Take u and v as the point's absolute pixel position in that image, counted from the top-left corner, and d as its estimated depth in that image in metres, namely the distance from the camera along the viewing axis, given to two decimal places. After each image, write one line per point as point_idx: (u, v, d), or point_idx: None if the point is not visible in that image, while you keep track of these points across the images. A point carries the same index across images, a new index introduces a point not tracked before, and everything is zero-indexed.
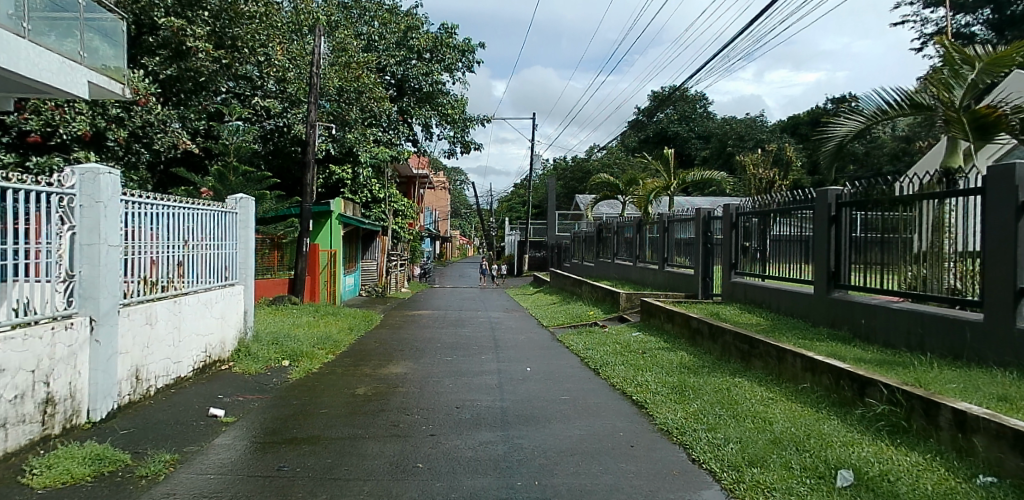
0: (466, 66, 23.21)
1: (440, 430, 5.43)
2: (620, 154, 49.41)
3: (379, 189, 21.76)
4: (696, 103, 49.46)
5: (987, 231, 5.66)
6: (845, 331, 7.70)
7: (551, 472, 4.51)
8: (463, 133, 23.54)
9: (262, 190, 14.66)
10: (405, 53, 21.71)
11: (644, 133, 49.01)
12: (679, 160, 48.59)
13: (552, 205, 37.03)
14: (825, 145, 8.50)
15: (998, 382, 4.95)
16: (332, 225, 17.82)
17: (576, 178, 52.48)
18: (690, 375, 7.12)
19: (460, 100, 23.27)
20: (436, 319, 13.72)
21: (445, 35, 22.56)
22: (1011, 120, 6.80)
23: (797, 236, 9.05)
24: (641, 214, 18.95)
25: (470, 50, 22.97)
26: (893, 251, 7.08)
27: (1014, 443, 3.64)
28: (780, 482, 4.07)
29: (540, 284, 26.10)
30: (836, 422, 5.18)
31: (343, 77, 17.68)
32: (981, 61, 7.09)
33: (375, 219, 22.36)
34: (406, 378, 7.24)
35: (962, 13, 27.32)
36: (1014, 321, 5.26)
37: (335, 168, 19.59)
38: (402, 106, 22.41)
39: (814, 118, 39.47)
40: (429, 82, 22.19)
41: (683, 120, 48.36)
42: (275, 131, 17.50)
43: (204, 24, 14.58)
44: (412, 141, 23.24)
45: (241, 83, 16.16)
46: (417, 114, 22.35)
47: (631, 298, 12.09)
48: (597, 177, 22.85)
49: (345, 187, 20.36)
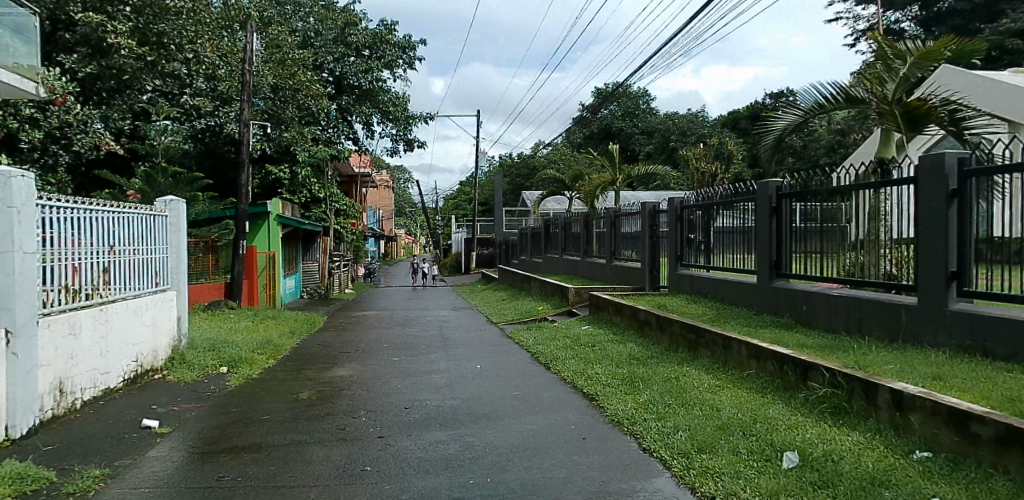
0: (407, 63, 22.99)
1: (389, 431, 5.34)
2: (566, 150, 49.82)
3: (319, 188, 21.21)
4: (639, 99, 50.39)
5: (919, 219, 5.90)
6: (787, 317, 7.92)
7: (503, 469, 4.47)
8: (406, 131, 23.30)
9: (193, 192, 14.30)
10: (342, 49, 21.36)
11: (589, 129, 49.75)
12: (625, 156, 49.32)
13: (498, 203, 36.82)
14: (766, 139, 8.81)
15: (932, 361, 5.16)
16: (270, 226, 17.37)
17: (522, 175, 52.54)
18: (640, 365, 7.20)
19: (402, 97, 23.05)
20: (382, 319, 13.49)
21: (385, 32, 22.18)
22: (940, 111, 7.28)
23: (740, 228, 9.26)
24: (587, 209, 19.22)
25: (410, 46, 22.72)
26: (832, 240, 7.36)
27: (948, 419, 3.81)
28: (728, 467, 4.15)
29: (488, 282, 26.11)
30: (780, 406, 5.32)
31: (277, 75, 17.29)
32: (912, 55, 7.40)
33: (315, 220, 21.81)
34: (351, 380, 7.09)
35: (892, 10, 29.85)
36: (948, 303, 5.53)
37: (271, 168, 19.05)
38: (341, 104, 21.95)
39: (754, 113, 40.84)
40: (369, 79, 21.89)
41: (627, 115, 49.34)
42: (209, 131, 17.24)
43: (126, 20, 14.08)
44: (352, 140, 22.95)
45: (168, 82, 15.41)
46: (357, 112, 22.02)
47: (580, 292, 12.14)
48: (543, 173, 22.96)
49: (282, 187, 19.85)
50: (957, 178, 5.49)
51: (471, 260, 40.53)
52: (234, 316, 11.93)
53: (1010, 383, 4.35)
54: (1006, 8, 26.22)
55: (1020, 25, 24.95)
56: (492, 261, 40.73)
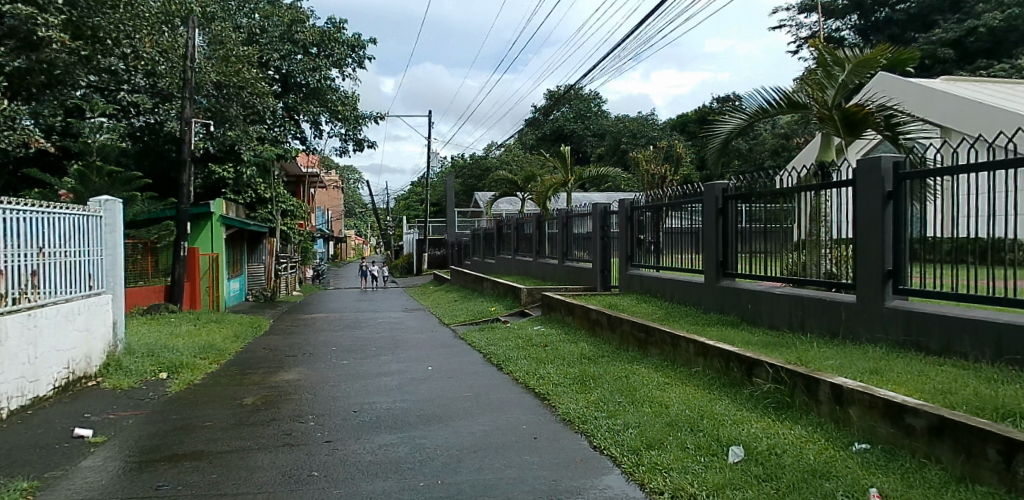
0: (355, 62, 22.76)
1: (337, 436, 5.25)
2: (518, 151, 50.04)
3: (264, 188, 21.15)
4: (591, 102, 51.06)
5: (857, 219, 6.15)
6: (733, 315, 8.15)
7: (455, 471, 4.46)
8: (355, 130, 23.07)
9: (130, 192, 13.79)
10: (289, 47, 20.90)
11: (541, 131, 50.15)
12: (576, 157, 49.84)
13: (450, 204, 36.72)
14: (712, 142, 9.02)
15: (870, 356, 5.39)
16: (213, 228, 16.80)
17: (474, 176, 52.51)
18: (590, 364, 7.29)
19: (351, 97, 22.80)
20: (331, 322, 13.30)
21: (332, 30, 21.92)
22: (877, 116, 7.61)
23: (688, 229, 9.48)
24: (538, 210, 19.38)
25: (359, 45, 22.56)
26: (776, 240, 7.61)
27: (885, 412, 3.98)
28: (676, 463, 4.24)
29: (440, 283, 26.03)
30: (727, 402, 5.47)
31: (221, 71, 16.47)
32: (849, 63, 7.76)
33: (261, 221, 21.58)
34: (298, 384, 6.96)
35: (833, 18, 31.00)
36: (884, 300, 5.79)
37: (215, 167, 18.91)
38: (287, 103, 21.45)
39: (702, 117, 41.91)
40: (317, 77, 21.54)
41: (578, 118, 49.91)
42: (147, 129, 17.07)
43: (58, 13, 12.87)
44: (299, 139, 22.54)
45: (104, 78, 15.00)
46: (305, 111, 21.71)
47: (532, 293, 12.21)
48: (495, 174, 23.04)
49: (226, 187, 19.57)
50: (892, 180, 5.75)
51: (423, 261, 40.30)
52: (176, 320, 11.56)
53: (942, 375, 4.58)
54: (937, 18, 27.68)
55: (950, 36, 26.37)
56: (444, 263, 40.65)
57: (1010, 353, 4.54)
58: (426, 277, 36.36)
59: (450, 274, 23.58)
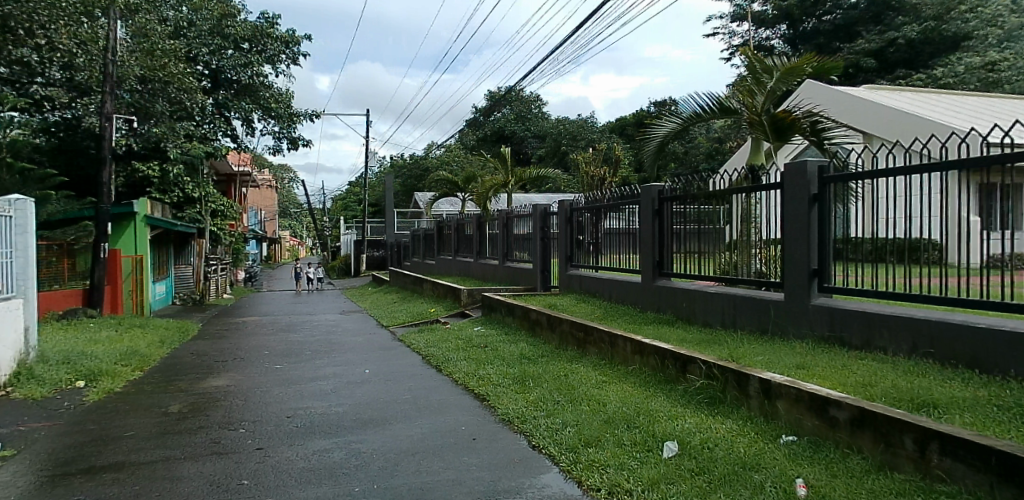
0: (290, 58, 22.10)
1: (269, 442, 5.12)
2: (459, 151, 49.87)
3: (193, 187, 20.43)
4: (532, 103, 51.44)
5: (785, 220, 6.43)
6: (669, 314, 8.38)
7: (391, 475, 4.42)
8: (290, 128, 22.38)
9: (45, 191, 13.16)
10: (219, 42, 20.16)
11: (481, 131, 50.16)
12: (518, 159, 50.08)
13: (389, 204, 36.22)
14: (648, 145, 9.25)
15: (797, 351, 5.65)
16: (135, 228, 16.10)
17: (414, 176, 51.97)
18: (530, 364, 7.36)
19: (285, 94, 22.19)
20: (264, 326, 12.91)
21: (265, 25, 21.21)
22: (803, 123, 7.96)
23: (626, 230, 9.68)
24: (478, 211, 19.38)
25: (294, 41, 21.83)
26: (710, 240, 7.87)
27: (810, 405, 4.18)
28: (613, 459, 4.33)
29: (379, 284, 25.67)
30: (662, 398, 5.62)
31: (145, 65, 15.69)
32: (777, 70, 8.13)
33: (189, 220, 20.86)
34: (228, 391, 6.73)
35: (763, 27, 32.24)
36: (810, 298, 6.07)
37: (139, 164, 18.41)
38: (218, 99, 20.85)
39: (639, 120, 42.90)
40: (248, 74, 20.92)
41: (519, 119, 50.15)
42: (63, 125, 16.38)
43: None
44: (230, 137, 21.77)
45: (16, 69, 14.39)
46: (236, 108, 21.10)
47: (472, 294, 12.21)
48: (435, 174, 22.90)
49: (151, 186, 19.07)
50: (817, 184, 6.03)
51: (361, 262, 39.67)
52: (95, 325, 10.98)
53: (862, 368, 4.84)
54: (860, 29, 29.23)
55: (871, 47, 27.92)
56: (383, 264, 40.28)
57: (924, 346, 4.84)
58: (365, 279, 35.82)
59: (389, 275, 23.29)
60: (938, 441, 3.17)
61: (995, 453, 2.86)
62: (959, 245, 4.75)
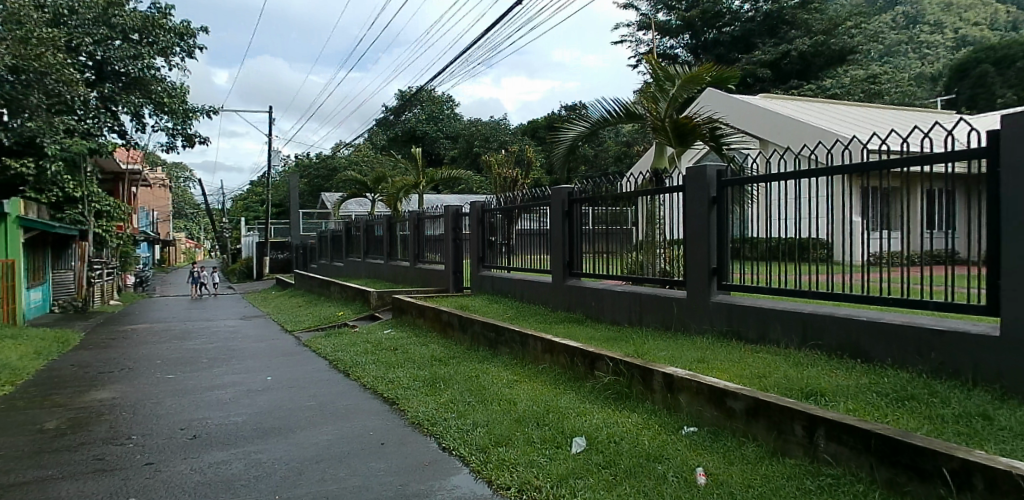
0: (185, 51, 20.98)
1: (161, 456, 4.85)
2: (369, 151, 48.88)
3: (74, 186, 18.86)
4: (444, 104, 51.21)
5: (687, 222, 6.76)
6: (579, 312, 8.61)
7: (295, 484, 4.30)
8: (185, 125, 21.19)
9: None
10: (105, 32, 18.76)
11: (392, 131, 49.43)
12: (429, 159, 49.68)
13: (295, 205, 34.95)
14: (559, 147, 9.45)
15: (697, 346, 5.96)
16: (7, 229, 14.72)
17: (321, 176, 50.43)
18: (441, 366, 7.34)
19: (180, 88, 21.00)
20: (157, 333, 12.14)
21: (158, 15, 20.00)
22: (703, 129, 8.39)
23: (537, 230, 9.85)
24: (389, 212, 19.08)
25: (189, 34, 20.77)
26: (618, 240, 8.15)
27: (709, 397, 4.43)
28: (523, 457, 4.41)
29: (284, 287, 24.75)
30: (572, 395, 5.78)
31: (19, 55, 13.87)
32: (678, 79, 8.52)
33: (70, 222, 19.14)
34: (114, 404, 6.31)
35: (667, 36, 33.53)
36: (710, 295, 6.42)
37: (10, 161, 16.78)
38: (103, 92, 19.34)
39: (550, 123, 43.69)
40: (138, 67, 19.61)
41: (430, 120, 49.74)
42: None
43: None
44: (117, 133, 20.34)
45: None
46: (124, 102, 19.61)
47: (382, 296, 12.04)
48: (343, 174, 22.31)
49: (25, 184, 17.64)
50: (716, 187, 6.39)
51: (264, 265, 38.10)
52: None
53: (757, 361, 5.18)
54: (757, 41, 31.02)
55: (766, 58, 29.69)
56: (288, 266, 39.27)
57: (813, 339, 5.24)
58: (268, 282, 34.48)
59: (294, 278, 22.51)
60: (825, 427, 3.45)
61: (873, 436, 3.15)
62: (843, 244, 5.17)
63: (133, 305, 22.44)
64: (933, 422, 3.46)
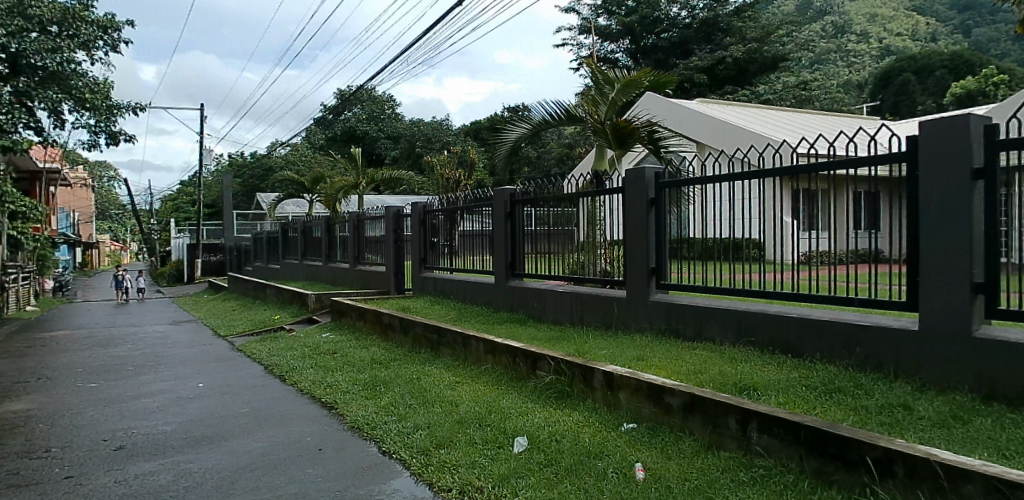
0: (108, 45, 19.99)
1: (82, 469, 4.62)
2: (307, 150, 47.74)
3: None
4: (385, 103, 50.55)
5: (626, 222, 6.90)
6: (521, 312, 8.69)
7: (228, 494, 4.19)
8: (109, 123, 20.16)
9: None
10: (20, 23, 17.33)
11: (332, 130, 48.40)
12: (370, 159, 48.91)
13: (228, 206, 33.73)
14: (501, 148, 9.48)
15: (637, 344, 6.12)
16: None
17: (256, 176, 48.88)
18: (382, 369, 7.27)
19: (103, 84, 19.96)
20: (79, 340, 11.53)
21: (79, 7, 18.92)
22: (642, 132, 8.61)
23: (480, 231, 9.86)
24: (328, 212, 18.69)
25: (113, 27, 19.78)
26: (560, 241, 8.26)
27: (647, 394, 4.56)
28: (464, 458, 4.44)
29: (218, 290, 23.86)
30: (513, 395, 5.83)
31: None
32: (618, 82, 8.71)
33: None
34: (29, 416, 5.96)
35: (607, 41, 34.05)
36: (649, 294, 6.59)
37: None
38: (17, 87, 17.98)
39: (493, 124, 43.72)
40: (57, 60, 18.24)
41: (371, 119, 48.97)
42: None
43: None
44: (32, 130, 19.14)
45: None
46: (41, 98, 18.28)
47: (321, 299, 11.80)
48: (280, 174, 21.67)
49: None
50: (655, 188, 6.55)
51: (197, 268, 36.63)
52: None
53: (693, 357, 5.36)
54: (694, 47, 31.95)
55: (703, 64, 30.60)
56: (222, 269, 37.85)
57: (746, 335, 5.46)
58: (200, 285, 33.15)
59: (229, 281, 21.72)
60: (757, 420, 3.60)
61: (802, 427, 3.32)
62: (774, 244, 5.41)
63: (51, 311, 21.17)
64: (858, 412, 3.68)
